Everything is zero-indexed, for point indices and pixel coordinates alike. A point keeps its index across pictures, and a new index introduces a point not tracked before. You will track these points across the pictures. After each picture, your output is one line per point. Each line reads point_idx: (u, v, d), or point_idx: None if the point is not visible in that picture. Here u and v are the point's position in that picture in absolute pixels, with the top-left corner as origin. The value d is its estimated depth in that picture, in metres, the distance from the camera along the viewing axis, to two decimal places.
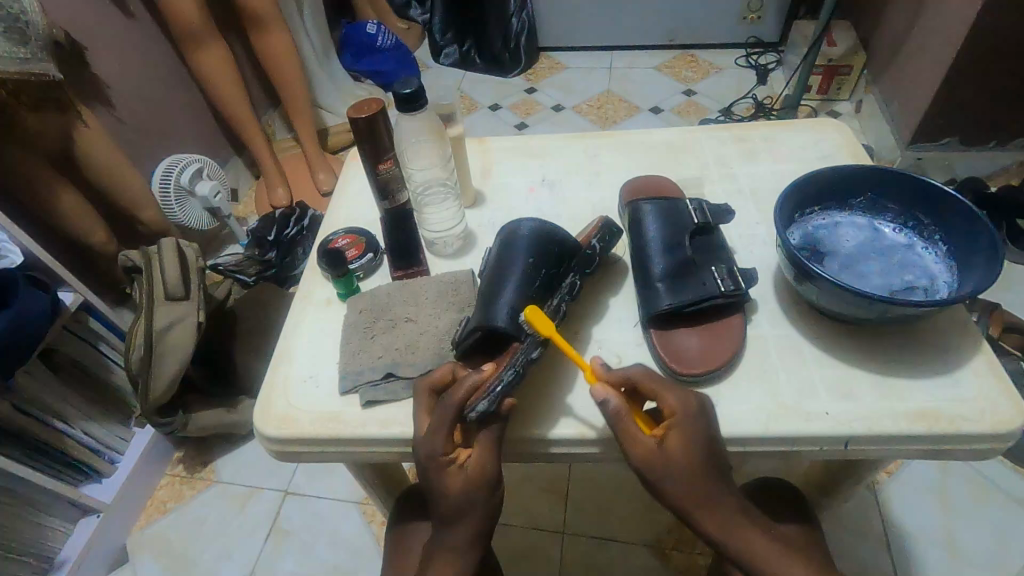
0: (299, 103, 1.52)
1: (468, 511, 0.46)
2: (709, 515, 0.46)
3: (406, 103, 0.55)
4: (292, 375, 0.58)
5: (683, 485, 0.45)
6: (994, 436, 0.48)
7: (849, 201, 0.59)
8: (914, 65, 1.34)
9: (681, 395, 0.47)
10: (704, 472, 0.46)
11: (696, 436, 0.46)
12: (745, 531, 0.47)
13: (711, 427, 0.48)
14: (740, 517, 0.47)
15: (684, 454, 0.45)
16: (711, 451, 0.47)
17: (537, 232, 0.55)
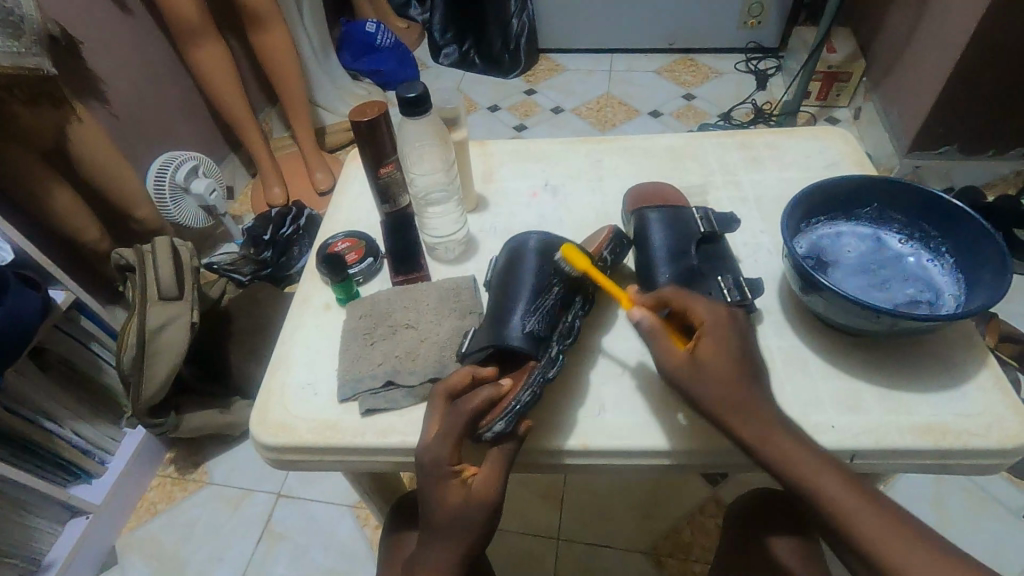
0: (297, 101, 1.51)
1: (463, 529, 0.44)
2: (755, 421, 0.44)
3: (410, 106, 0.54)
4: (289, 381, 0.56)
5: (720, 389, 0.44)
6: (1001, 451, 0.47)
7: (856, 211, 0.58)
8: (914, 73, 1.34)
9: (713, 309, 0.47)
10: (740, 372, 0.45)
11: (732, 342, 0.46)
12: (787, 442, 0.44)
13: (745, 336, 0.47)
14: (784, 429, 0.44)
15: (719, 359, 0.45)
16: (749, 362, 0.46)
17: (551, 246, 0.54)
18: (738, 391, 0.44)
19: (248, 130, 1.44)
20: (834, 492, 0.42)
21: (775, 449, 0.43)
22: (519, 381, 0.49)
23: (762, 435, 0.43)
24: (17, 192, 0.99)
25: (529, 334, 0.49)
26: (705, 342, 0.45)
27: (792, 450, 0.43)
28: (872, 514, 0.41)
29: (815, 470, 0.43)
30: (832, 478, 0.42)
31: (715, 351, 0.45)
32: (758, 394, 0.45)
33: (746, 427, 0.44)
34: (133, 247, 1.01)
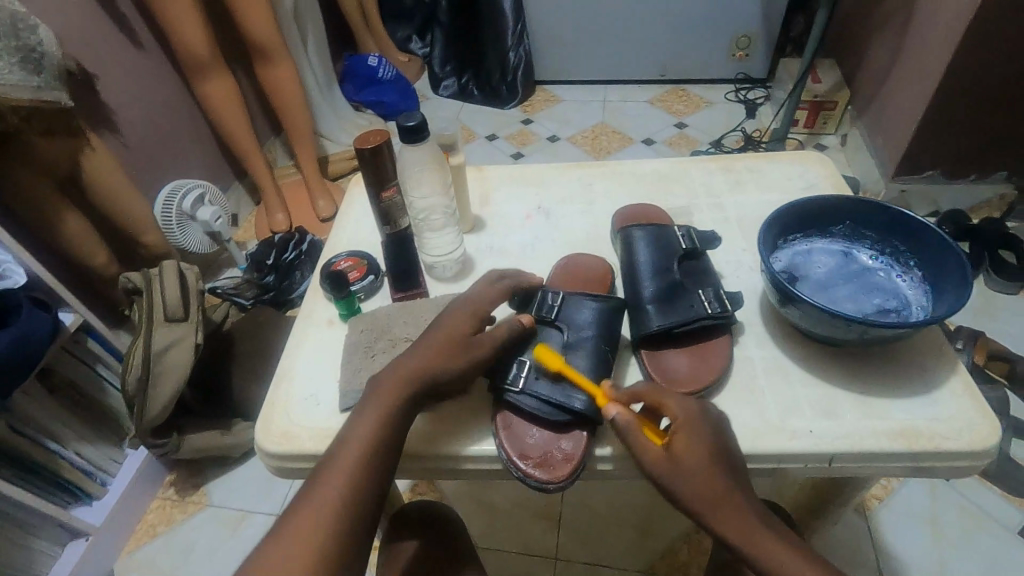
0: (301, 131, 1.57)
1: (436, 349, 0.51)
2: (738, 522, 0.43)
3: (411, 133, 0.58)
4: (294, 393, 0.59)
5: (698, 485, 0.45)
6: (972, 454, 0.50)
7: (829, 228, 0.62)
8: (894, 102, 1.40)
9: (681, 402, 0.49)
10: (714, 469, 0.45)
11: (705, 436, 0.47)
12: (766, 538, 0.43)
13: (716, 431, 0.48)
14: (762, 524, 0.44)
15: (694, 455, 0.46)
16: (721, 456, 0.47)
17: (608, 299, 0.58)
18: (718, 483, 0.45)
19: (254, 159, 1.50)
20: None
21: (754, 544, 0.43)
22: (577, 442, 0.52)
23: (738, 528, 0.43)
24: (33, 220, 1.03)
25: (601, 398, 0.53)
26: (678, 438, 0.46)
27: (772, 547, 0.43)
28: None
29: (798, 564, 0.42)
30: (816, 572, 0.41)
31: (690, 445, 0.46)
32: (736, 489, 0.45)
33: (718, 514, 0.44)
34: (140, 271, 1.04)
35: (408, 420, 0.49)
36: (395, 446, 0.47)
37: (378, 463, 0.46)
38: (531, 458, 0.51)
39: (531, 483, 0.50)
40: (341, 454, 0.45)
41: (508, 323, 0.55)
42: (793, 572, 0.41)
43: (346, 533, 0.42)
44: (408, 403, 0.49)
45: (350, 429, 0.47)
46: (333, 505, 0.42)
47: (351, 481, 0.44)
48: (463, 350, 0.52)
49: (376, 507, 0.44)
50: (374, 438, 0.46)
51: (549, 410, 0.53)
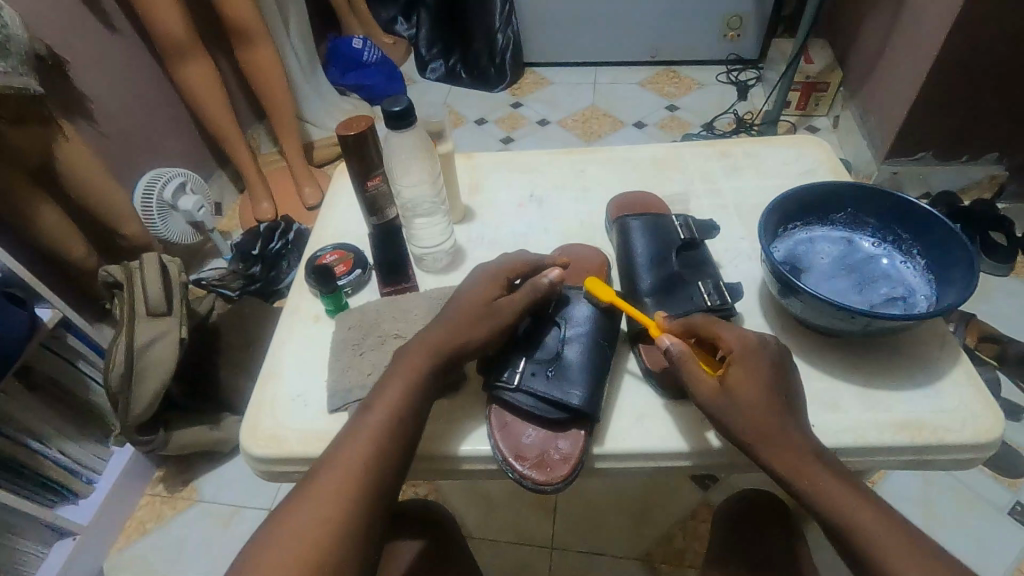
0: (284, 116, 1.52)
1: (460, 316, 0.51)
2: (791, 452, 0.43)
3: (395, 120, 0.55)
4: (280, 393, 0.57)
5: (751, 419, 0.43)
6: (975, 446, 0.49)
7: (830, 216, 0.60)
8: (888, 83, 1.39)
9: (738, 335, 0.47)
10: (769, 404, 0.44)
11: (763, 370, 0.45)
12: (819, 473, 0.42)
13: (776, 360, 0.46)
14: (816, 460, 0.43)
15: (750, 389, 0.44)
16: (778, 388, 0.45)
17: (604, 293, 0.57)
18: (775, 414, 0.43)
19: (236, 146, 1.45)
20: (872, 526, 0.40)
21: (806, 479, 0.42)
22: (575, 442, 0.51)
23: (792, 463, 0.42)
24: (5, 213, 0.98)
25: (597, 396, 0.52)
26: (733, 372, 0.45)
27: (825, 484, 0.42)
28: (902, 543, 0.39)
29: (848, 497, 0.41)
30: (867, 511, 0.40)
31: (747, 378, 0.44)
32: (790, 422, 0.44)
33: (772, 446, 0.43)
34: (120, 264, 1.00)
35: (434, 386, 0.50)
36: (419, 411, 0.48)
37: (401, 426, 0.47)
38: (528, 459, 0.50)
39: (527, 484, 0.49)
40: (367, 418, 0.47)
41: (531, 283, 0.54)
42: (842, 503, 0.41)
43: (367, 494, 0.44)
44: (433, 370, 0.50)
45: (376, 394, 0.48)
46: (350, 480, 0.44)
47: (373, 445, 0.45)
48: (484, 319, 0.52)
49: (398, 470, 0.46)
50: (398, 403, 0.47)
51: (544, 407, 0.51)
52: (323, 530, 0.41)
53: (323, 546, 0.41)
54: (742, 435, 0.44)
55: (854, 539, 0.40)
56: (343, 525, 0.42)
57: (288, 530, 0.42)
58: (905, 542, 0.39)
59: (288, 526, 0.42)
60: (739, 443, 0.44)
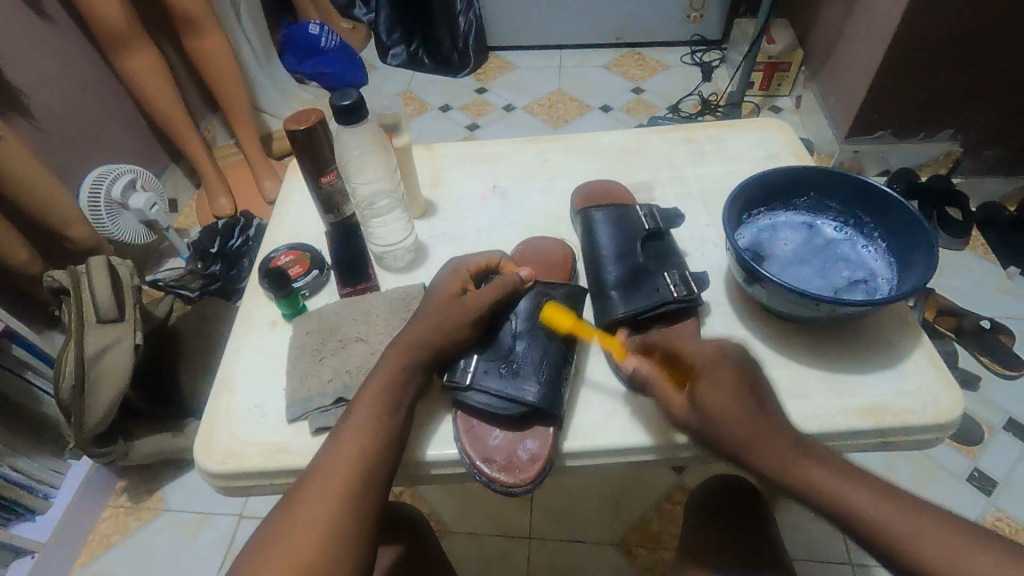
0: (238, 107, 1.46)
1: (433, 312, 0.51)
2: (774, 458, 0.41)
3: (346, 114, 0.52)
4: (236, 404, 0.54)
5: (731, 429, 0.42)
6: (936, 427, 0.50)
7: (794, 201, 0.60)
8: (849, 62, 1.40)
9: (699, 345, 0.46)
10: (743, 408, 0.42)
11: (729, 377, 0.44)
12: (809, 467, 0.40)
13: (740, 361, 0.45)
14: (803, 453, 0.41)
15: (719, 401, 0.43)
16: (751, 389, 0.43)
17: (560, 289, 0.56)
18: (751, 421, 0.42)
19: (188, 140, 1.39)
20: (882, 513, 0.37)
21: (800, 475, 0.40)
22: (542, 442, 0.50)
23: (781, 462, 0.40)
24: None
25: (556, 390, 0.51)
26: (699, 385, 0.44)
27: (820, 476, 0.40)
28: (910, 517, 0.37)
29: (848, 490, 0.39)
30: (871, 496, 0.38)
31: (714, 393, 0.43)
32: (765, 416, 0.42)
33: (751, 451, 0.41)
34: (66, 269, 0.95)
35: (415, 385, 0.49)
36: (402, 412, 0.48)
37: (386, 427, 0.46)
38: (494, 463, 0.49)
39: (496, 488, 0.48)
40: (351, 420, 0.46)
41: (502, 279, 0.53)
42: (845, 500, 0.38)
43: (356, 498, 0.42)
44: (412, 369, 0.49)
45: (357, 396, 0.47)
46: (340, 479, 0.42)
47: (361, 446, 0.44)
48: (451, 310, 0.51)
49: (388, 472, 0.45)
50: (382, 401, 0.47)
51: (502, 404, 0.50)
52: (317, 534, 0.40)
53: (317, 553, 0.39)
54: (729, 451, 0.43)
55: (865, 533, 0.37)
56: (335, 531, 0.40)
57: (280, 535, 0.40)
58: (914, 517, 0.37)
59: (279, 536, 0.40)
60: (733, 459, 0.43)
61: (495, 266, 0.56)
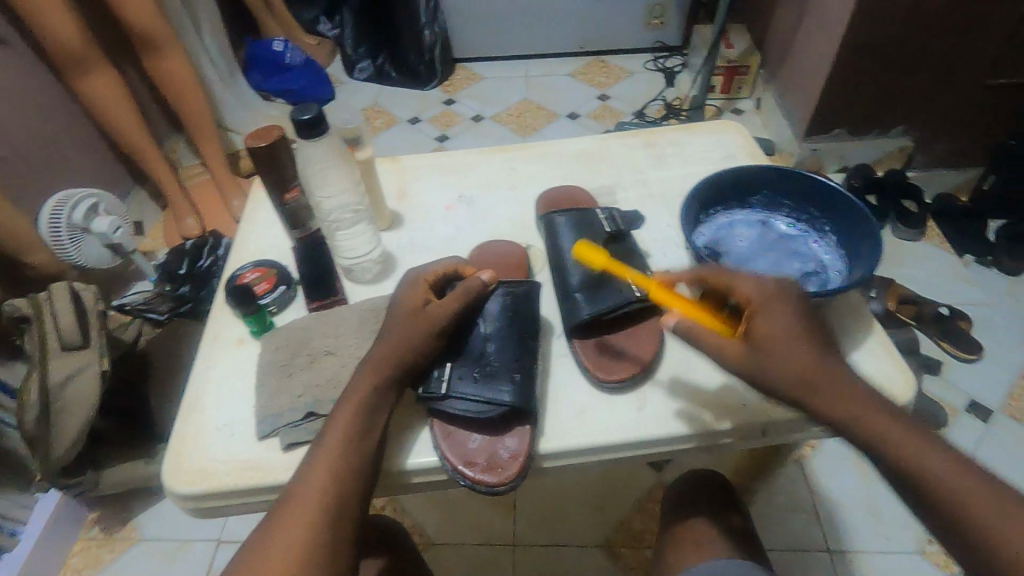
0: (203, 126, 1.44)
1: (400, 326, 0.50)
2: (837, 402, 0.41)
3: (307, 128, 0.53)
4: (205, 424, 0.53)
5: (786, 366, 0.43)
6: (892, 409, 0.52)
7: (749, 199, 0.62)
8: (803, 64, 1.45)
9: (756, 284, 0.46)
10: (801, 346, 0.43)
11: (787, 315, 0.44)
12: (875, 417, 0.40)
13: (802, 303, 0.45)
14: (870, 400, 0.41)
15: (775, 337, 0.43)
16: (811, 331, 0.44)
17: (517, 289, 0.57)
18: (810, 362, 0.43)
19: (152, 161, 1.37)
20: (939, 470, 0.37)
21: (863, 419, 0.41)
22: (520, 443, 0.50)
23: (843, 408, 0.41)
24: None
25: (529, 389, 0.52)
26: (758, 323, 0.45)
27: (885, 426, 0.40)
28: (977, 479, 0.37)
29: (910, 445, 0.39)
30: (934, 454, 0.38)
31: (770, 328, 0.44)
32: (826, 357, 0.43)
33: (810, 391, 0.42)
34: (28, 297, 0.92)
35: (388, 401, 0.49)
36: (377, 426, 0.47)
37: (360, 444, 0.46)
38: (472, 466, 0.49)
39: (480, 489, 0.48)
40: (325, 439, 0.45)
41: (463, 285, 0.53)
42: (908, 453, 0.39)
43: (332, 518, 0.42)
44: (385, 384, 0.49)
45: (331, 414, 0.47)
46: (318, 498, 0.42)
47: (336, 465, 0.44)
48: (416, 320, 0.51)
49: (364, 488, 0.44)
50: (355, 420, 0.46)
51: (476, 408, 0.50)
52: (299, 557, 0.40)
53: (296, 573, 0.39)
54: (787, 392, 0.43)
55: (924, 492, 0.38)
56: (313, 548, 0.40)
57: (259, 561, 0.40)
58: (975, 476, 0.37)
59: (259, 563, 0.40)
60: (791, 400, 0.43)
61: (455, 275, 0.57)
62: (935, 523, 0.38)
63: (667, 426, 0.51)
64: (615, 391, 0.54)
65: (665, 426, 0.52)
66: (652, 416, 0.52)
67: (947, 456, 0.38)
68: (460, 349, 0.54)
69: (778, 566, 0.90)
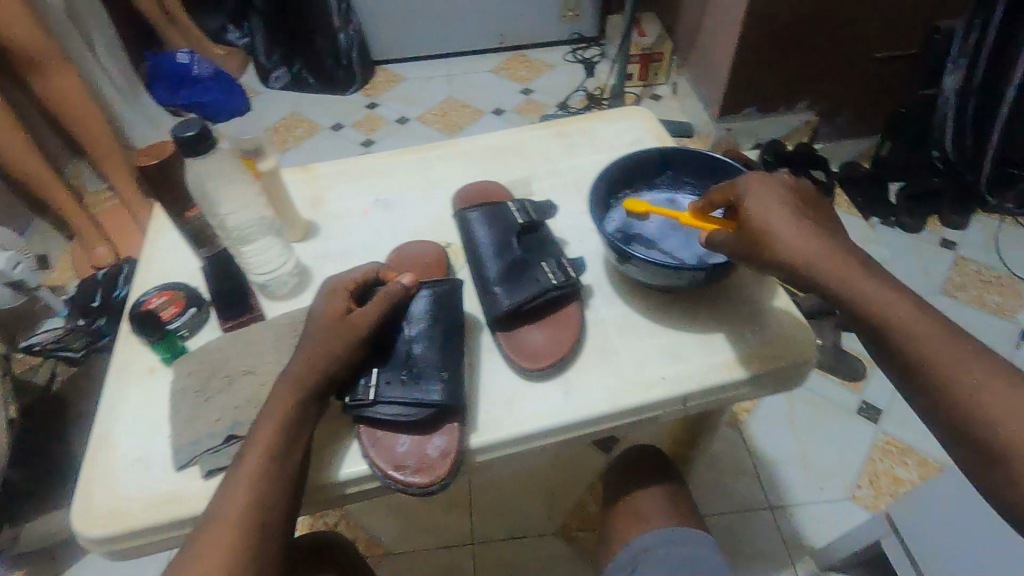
0: (105, 148, 1.35)
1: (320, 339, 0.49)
2: (820, 258, 0.44)
3: (192, 145, 0.52)
4: (116, 462, 0.51)
5: (768, 239, 0.46)
6: (798, 366, 0.55)
7: (654, 180, 0.64)
8: (710, 48, 1.51)
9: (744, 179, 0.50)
10: (785, 218, 0.46)
11: (770, 196, 0.48)
12: (854, 277, 0.43)
13: (786, 188, 0.49)
14: (850, 263, 0.43)
15: (759, 211, 0.47)
16: (795, 208, 0.47)
17: (440, 285, 0.57)
18: (797, 232, 0.45)
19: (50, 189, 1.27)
20: (910, 323, 0.40)
21: (842, 280, 0.43)
22: (451, 440, 0.50)
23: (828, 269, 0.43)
24: None
25: (457, 386, 0.52)
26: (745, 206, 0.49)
27: (864, 287, 0.42)
28: (940, 332, 0.40)
29: (886, 301, 0.41)
30: (906, 310, 0.41)
31: (755, 204, 0.47)
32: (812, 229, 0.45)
33: (794, 246, 0.45)
34: None
35: (310, 416, 0.48)
36: (300, 444, 0.46)
37: (282, 465, 0.44)
38: (404, 469, 0.48)
39: (414, 491, 0.48)
40: (244, 463, 0.44)
41: (385, 290, 0.52)
42: (883, 308, 0.41)
43: (253, 544, 0.41)
44: (305, 401, 0.47)
45: (250, 434, 0.45)
46: (236, 525, 0.41)
47: (255, 490, 0.42)
48: (337, 330, 0.50)
49: (288, 509, 0.43)
50: (275, 442, 0.45)
51: (404, 411, 0.50)
52: None
53: None
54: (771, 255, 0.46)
55: (895, 345, 0.41)
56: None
57: None
58: (941, 331, 0.40)
59: None
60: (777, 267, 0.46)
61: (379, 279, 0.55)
62: (904, 375, 0.41)
63: (593, 407, 0.53)
64: (541, 378, 0.55)
65: (591, 407, 0.53)
66: (578, 399, 0.53)
67: (925, 315, 0.41)
68: (388, 353, 0.53)
69: (726, 529, 0.94)
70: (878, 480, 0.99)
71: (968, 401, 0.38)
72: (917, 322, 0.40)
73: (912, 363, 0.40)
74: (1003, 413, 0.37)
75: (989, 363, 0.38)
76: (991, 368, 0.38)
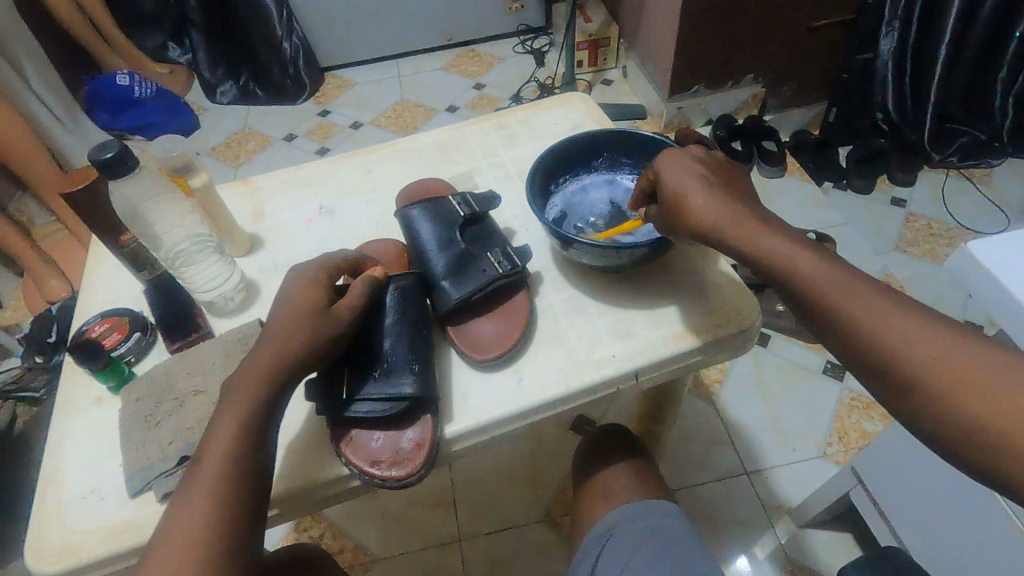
0: (46, 180, 1.31)
1: (292, 333, 0.47)
2: (725, 222, 0.47)
3: (114, 167, 0.50)
4: (67, 496, 0.50)
5: (681, 213, 0.49)
6: (742, 331, 0.56)
7: (593, 163, 0.65)
8: (654, 30, 1.52)
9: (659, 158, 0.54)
10: (697, 187, 0.49)
11: (683, 168, 0.51)
12: (754, 236, 0.45)
13: (697, 159, 0.52)
14: (756, 224, 0.46)
15: (671, 183, 0.51)
16: (706, 175, 0.50)
17: (404, 276, 0.56)
18: (710, 202, 0.48)
19: None
20: (814, 274, 0.42)
21: (750, 242, 0.45)
22: (427, 430, 0.50)
23: (738, 230, 0.46)
24: None
25: (428, 379, 0.51)
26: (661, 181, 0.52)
27: (770, 244, 0.45)
28: (841, 275, 0.42)
29: (790, 254, 0.44)
30: (810, 261, 0.43)
31: (670, 177, 0.51)
32: (723, 195, 0.48)
33: (702, 214, 0.48)
34: None
35: (276, 414, 0.46)
36: (261, 450, 0.45)
37: (240, 465, 0.43)
38: (380, 464, 0.48)
39: (392, 485, 0.48)
40: (201, 469, 0.43)
41: (363, 279, 0.52)
42: (788, 259, 0.44)
43: (218, 547, 0.40)
44: (264, 401, 0.46)
45: (207, 437, 0.44)
46: (198, 532, 0.40)
47: (213, 493, 0.42)
48: (318, 320, 0.48)
49: (251, 513, 0.43)
50: (236, 444, 0.44)
51: (381, 406, 0.49)
52: None
53: None
54: (686, 224, 0.49)
55: (806, 297, 0.42)
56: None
57: None
58: (843, 276, 0.42)
59: None
60: (693, 234, 0.49)
61: (344, 268, 0.54)
62: (816, 324, 0.43)
63: (545, 393, 0.53)
64: (498, 367, 0.55)
65: (546, 390, 0.54)
66: (529, 385, 0.54)
67: (826, 263, 0.43)
68: (361, 348, 0.52)
69: (705, 498, 0.96)
70: (847, 436, 1.02)
71: (873, 334, 0.39)
72: (825, 276, 0.42)
73: (819, 312, 0.42)
74: (907, 344, 0.38)
75: (901, 309, 0.40)
76: (891, 306, 0.40)
